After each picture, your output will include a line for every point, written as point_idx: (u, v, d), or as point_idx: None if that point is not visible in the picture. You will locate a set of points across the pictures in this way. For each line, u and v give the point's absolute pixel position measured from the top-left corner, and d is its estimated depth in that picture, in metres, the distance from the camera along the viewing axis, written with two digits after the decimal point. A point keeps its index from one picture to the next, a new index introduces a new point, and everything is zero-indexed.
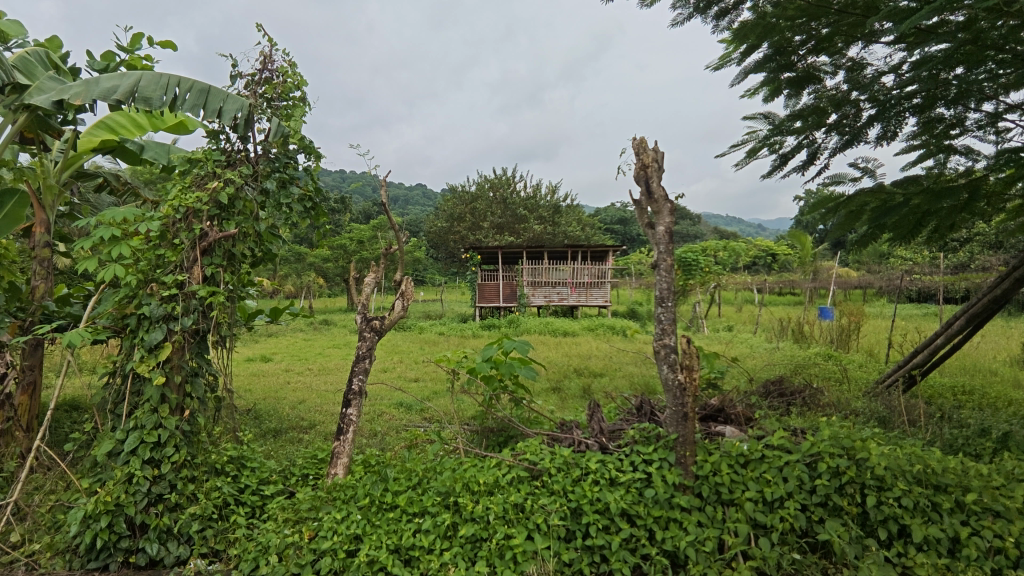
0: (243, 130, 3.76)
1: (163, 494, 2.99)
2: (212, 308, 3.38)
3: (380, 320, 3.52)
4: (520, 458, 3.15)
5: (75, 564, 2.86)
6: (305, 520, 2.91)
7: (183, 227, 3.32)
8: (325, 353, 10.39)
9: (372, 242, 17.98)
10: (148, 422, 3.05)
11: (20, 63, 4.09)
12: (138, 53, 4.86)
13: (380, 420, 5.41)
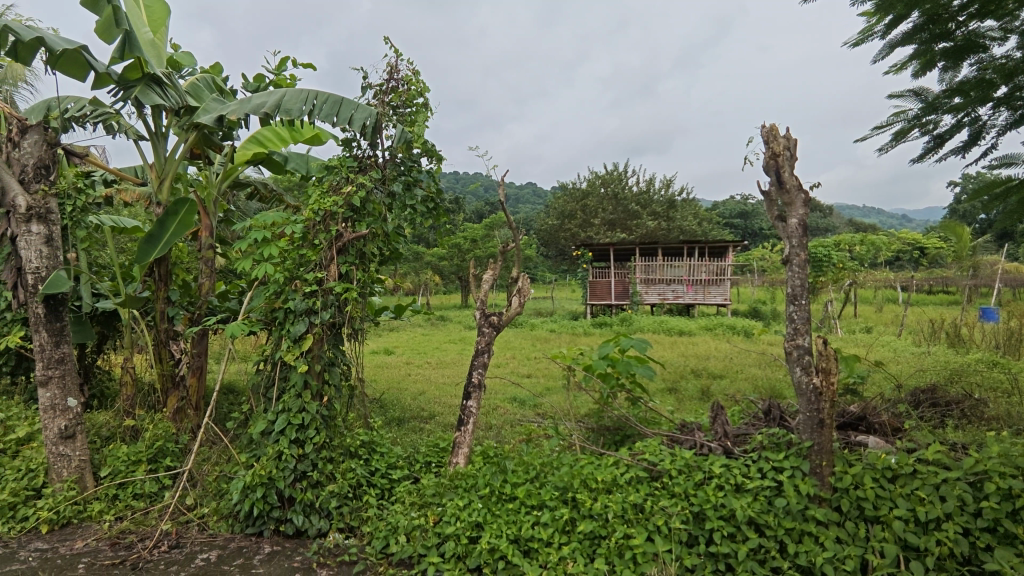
0: (372, 136, 4.00)
1: (307, 472, 3.27)
2: (347, 303, 3.64)
3: (498, 316, 3.60)
4: (639, 458, 3.08)
5: (236, 528, 3.23)
6: (430, 504, 3.06)
7: (321, 229, 3.63)
8: (442, 348, 10.88)
9: (485, 240, 18.55)
10: (294, 405, 3.37)
11: (191, 88, 4.69)
12: (284, 74, 5.40)
13: (496, 414, 5.58)
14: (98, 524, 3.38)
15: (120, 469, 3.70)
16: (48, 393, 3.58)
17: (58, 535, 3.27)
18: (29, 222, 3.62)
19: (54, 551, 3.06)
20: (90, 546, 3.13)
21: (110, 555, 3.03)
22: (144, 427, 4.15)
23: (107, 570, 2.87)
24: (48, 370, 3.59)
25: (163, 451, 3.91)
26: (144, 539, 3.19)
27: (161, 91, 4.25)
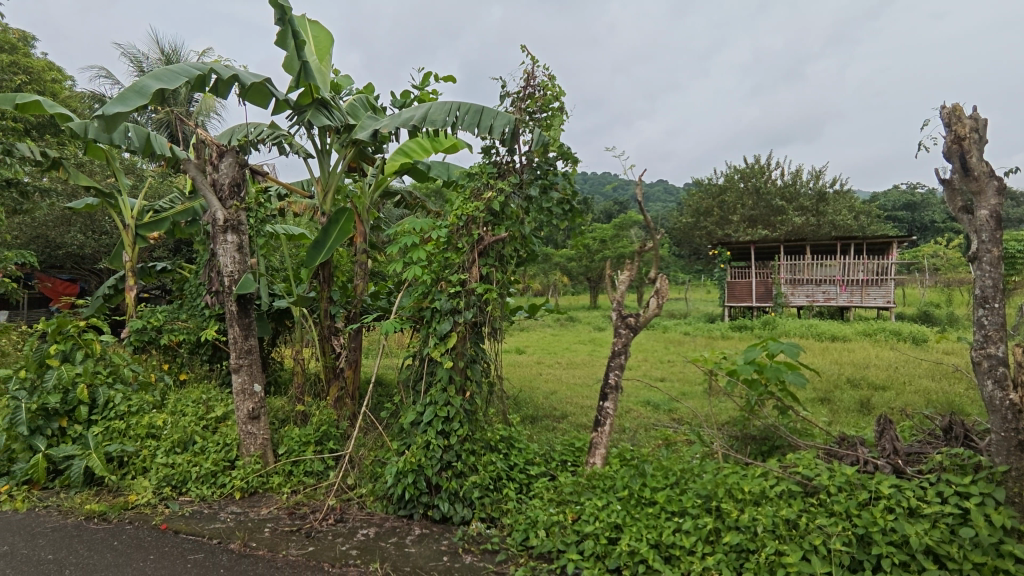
0: (510, 142, 4.14)
1: (452, 462, 3.47)
2: (488, 304, 3.79)
3: (635, 318, 3.55)
4: (791, 470, 2.88)
5: (390, 509, 3.52)
6: (568, 502, 3.11)
7: (464, 233, 3.83)
8: (572, 348, 10.91)
9: (615, 240, 18.34)
10: (440, 399, 3.58)
11: (350, 108, 5.19)
12: (427, 88, 5.76)
13: (629, 417, 5.50)
14: (277, 495, 3.86)
15: (293, 448, 4.18)
16: (240, 379, 4.15)
17: (248, 502, 3.79)
18: (225, 232, 4.24)
19: (245, 515, 3.55)
20: (272, 513, 3.59)
21: (288, 522, 3.46)
22: (311, 412, 4.65)
23: (286, 535, 3.27)
24: (240, 359, 4.17)
25: (327, 435, 4.37)
26: (315, 512, 3.59)
27: (327, 113, 4.76)
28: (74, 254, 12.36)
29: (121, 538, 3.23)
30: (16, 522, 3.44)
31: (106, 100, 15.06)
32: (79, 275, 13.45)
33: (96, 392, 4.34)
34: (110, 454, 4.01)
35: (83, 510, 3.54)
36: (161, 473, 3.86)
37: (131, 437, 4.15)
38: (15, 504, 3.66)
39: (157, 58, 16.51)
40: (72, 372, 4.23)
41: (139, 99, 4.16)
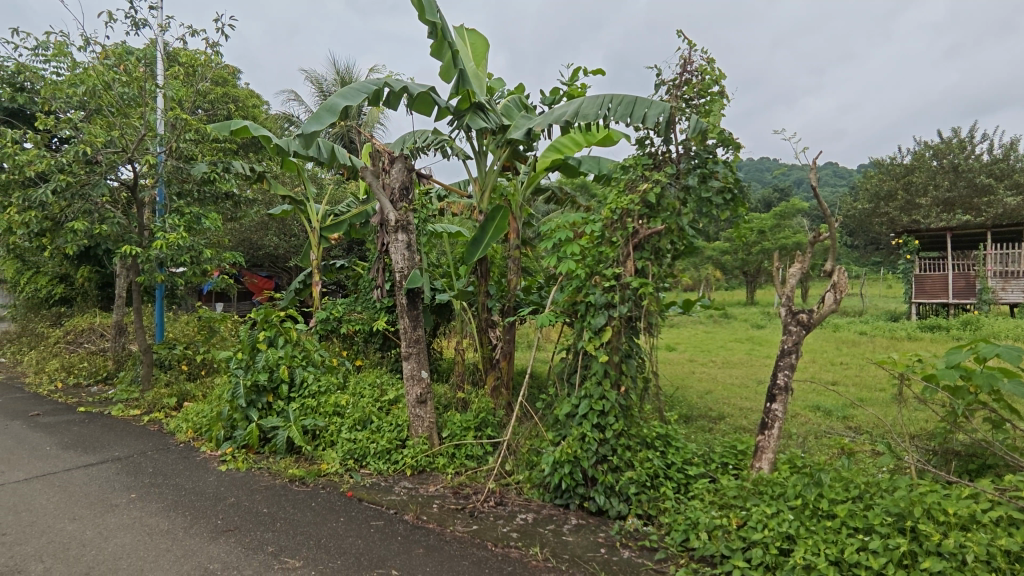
0: (665, 132, 4.01)
1: (607, 455, 3.48)
2: (644, 298, 3.72)
3: (808, 314, 3.26)
4: (1010, 494, 2.47)
5: (547, 497, 3.63)
6: (732, 506, 2.97)
7: (618, 227, 3.85)
8: (728, 347, 10.30)
9: (775, 230, 16.96)
10: (595, 392, 3.61)
11: (504, 109, 5.39)
12: (577, 84, 5.79)
13: (795, 422, 5.08)
14: (443, 475, 4.16)
15: (455, 432, 4.47)
16: (409, 365, 4.52)
17: (417, 478, 4.14)
18: (397, 232, 4.62)
19: (416, 490, 3.89)
20: (439, 491, 3.88)
21: (454, 501, 3.72)
22: (471, 400, 4.94)
23: (453, 512, 3.52)
24: (409, 348, 4.54)
25: (485, 422, 4.62)
26: (477, 493, 3.81)
27: (484, 115, 4.99)
28: (271, 254, 14.35)
29: (317, 500, 3.71)
30: (240, 479, 4.10)
31: (294, 119, 17.23)
32: (275, 272, 15.59)
33: (294, 373, 5.00)
34: (305, 427, 4.61)
35: (288, 473, 4.12)
36: (346, 446, 4.35)
37: (321, 414, 4.72)
38: (237, 464, 4.36)
39: (333, 79, 18.52)
40: (276, 355, 4.94)
41: (330, 117, 4.68)
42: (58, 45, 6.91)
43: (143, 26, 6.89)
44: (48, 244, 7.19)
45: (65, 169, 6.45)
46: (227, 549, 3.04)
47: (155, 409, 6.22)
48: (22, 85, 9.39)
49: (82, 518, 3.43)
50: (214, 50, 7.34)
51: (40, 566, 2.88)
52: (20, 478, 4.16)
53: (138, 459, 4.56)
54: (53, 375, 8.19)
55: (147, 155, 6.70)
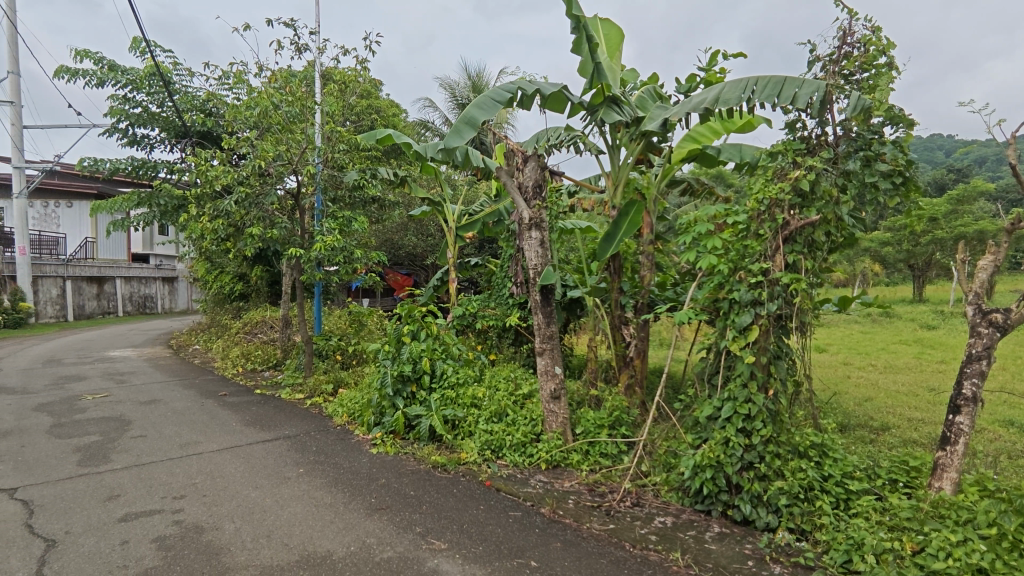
0: (820, 111, 3.64)
1: (754, 463, 3.27)
2: (795, 295, 3.42)
3: (1002, 315, 2.81)
4: None
5: (687, 502, 3.49)
6: (905, 529, 2.67)
7: (766, 218, 3.56)
8: (891, 349, 9.19)
9: (951, 218, 14.81)
10: (740, 395, 3.39)
11: (638, 100, 5.27)
12: (715, 68, 5.52)
13: (980, 438, 4.41)
14: (577, 471, 4.19)
15: (589, 429, 4.46)
16: (544, 361, 4.58)
17: (552, 473, 4.19)
18: (530, 229, 4.70)
19: (551, 484, 3.94)
20: (574, 487, 3.90)
21: (589, 498, 3.72)
22: (604, 397, 4.89)
23: (589, 509, 3.52)
24: (543, 344, 4.61)
25: (620, 420, 4.57)
26: (613, 492, 3.77)
27: (619, 109, 4.89)
28: (411, 253, 15.31)
29: (458, 487, 3.90)
30: (389, 462, 4.43)
31: (430, 125, 18.21)
32: (414, 270, 16.61)
33: (435, 365, 5.29)
34: (446, 417, 4.86)
35: (431, 459, 4.37)
36: (483, 437, 4.51)
37: (460, 405, 4.95)
38: (386, 448, 4.72)
39: (465, 84, 19.28)
40: (419, 348, 5.26)
41: (471, 130, 4.97)
42: (239, 73, 7.93)
43: (304, 50, 7.70)
44: (231, 247, 8.29)
45: (245, 181, 7.40)
46: (381, 525, 3.30)
47: (316, 394, 6.92)
48: (211, 110, 10.91)
49: (262, 487, 3.92)
50: (363, 66, 7.99)
51: (231, 525, 3.34)
52: (214, 449, 4.86)
53: (304, 438, 5.10)
54: (236, 361, 9.46)
55: (308, 165, 7.47)
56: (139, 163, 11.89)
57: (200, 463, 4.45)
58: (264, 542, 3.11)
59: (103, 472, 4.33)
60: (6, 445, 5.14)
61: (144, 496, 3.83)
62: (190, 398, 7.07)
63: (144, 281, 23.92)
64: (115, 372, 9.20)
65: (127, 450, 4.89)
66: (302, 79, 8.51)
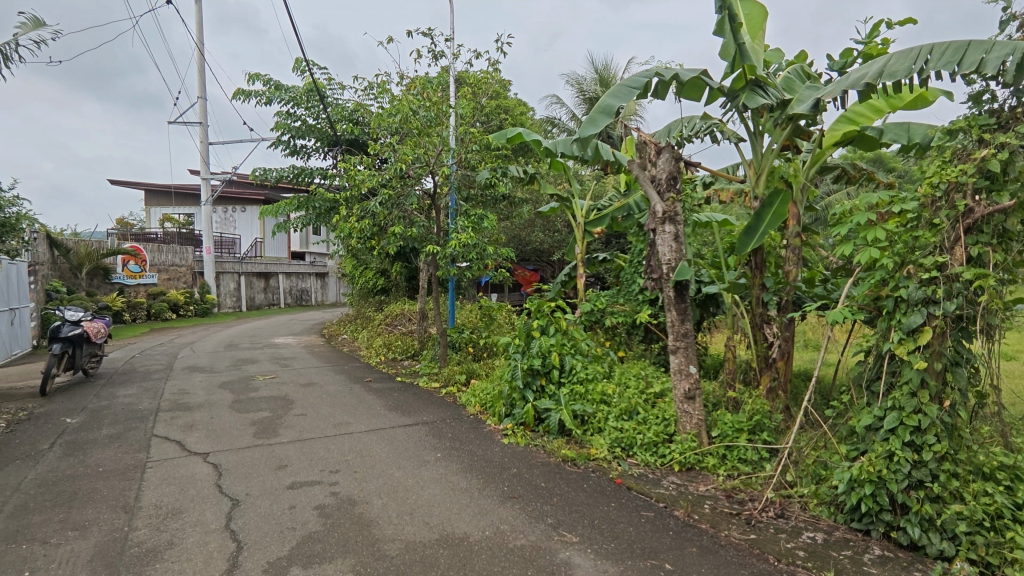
0: (1014, 77, 3.10)
1: (924, 481, 2.90)
2: (982, 293, 2.95)
3: None
4: None
5: (840, 518, 3.19)
6: None
7: (943, 206, 3.17)
8: None
9: None
10: (908, 405, 3.03)
11: (784, 82, 4.90)
12: (876, 40, 4.95)
13: None
14: (714, 475, 4.00)
15: (726, 433, 4.23)
16: (678, 359, 4.43)
17: (686, 475, 4.04)
18: (664, 223, 4.55)
19: (685, 487, 3.80)
20: (711, 491, 3.73)
21: (727, 504, 3.53)
22: (744, 400, 4.61)
23: (727, 517, 3.35)
24: (677, 341, 4.45)
25: (760, 425, 4.31)
26: (753, 501, 3.56)
27: (763, 92, 4.61)
28: (537, 249, 15.52)
29: (589, 482, 3.91)
30: (521, 452, 4.55)
31: (557, 121, 18.28)
32: (540, 265, 16.84)
33: (564, 360, 5.32)
34: (575, 412, 4.87)
35: (561, 453, 4.41)
36: (614, 435, 4.46)
37: (589, 401, 4.94)
38: (517, 439, 4.84)
39: (592, 78, 19.09)
40: (548, 343, 5.33)
41: (606, 119, 5.04)
42: (383, 83, 8.55)
43: (441, 57, 8.11)
44: (375, 244, 8.99)
45: (387, 183, 7.98)
46: (514, 513, 3.40)
47: (450, 383, 7.29)
48: (358, 119, 11.89)
49: (405, 468, 4.22)
50: (494, 68, 8.25)
51: (379, 501, 3.63)
52: (363, 430, 5.31)
53: (440, 425, 5.40)
54: (378, 350, 10.24)
55: (443, 166, 7.87)
56: (298, 170, 13.28)
57: (351, 442, 4.89)
58: (408, 519, 3.35)
59: (273, 444, 4.92)
60: (199, 416, 6.03)
61: (306, 468, 4.30)
62: (341, 383, 7.78)
63: (301, 277, 26.72)
64: (280, 357, 10.40)
65: (291, 426, 5.51)
66: (437, 85, 8.97)
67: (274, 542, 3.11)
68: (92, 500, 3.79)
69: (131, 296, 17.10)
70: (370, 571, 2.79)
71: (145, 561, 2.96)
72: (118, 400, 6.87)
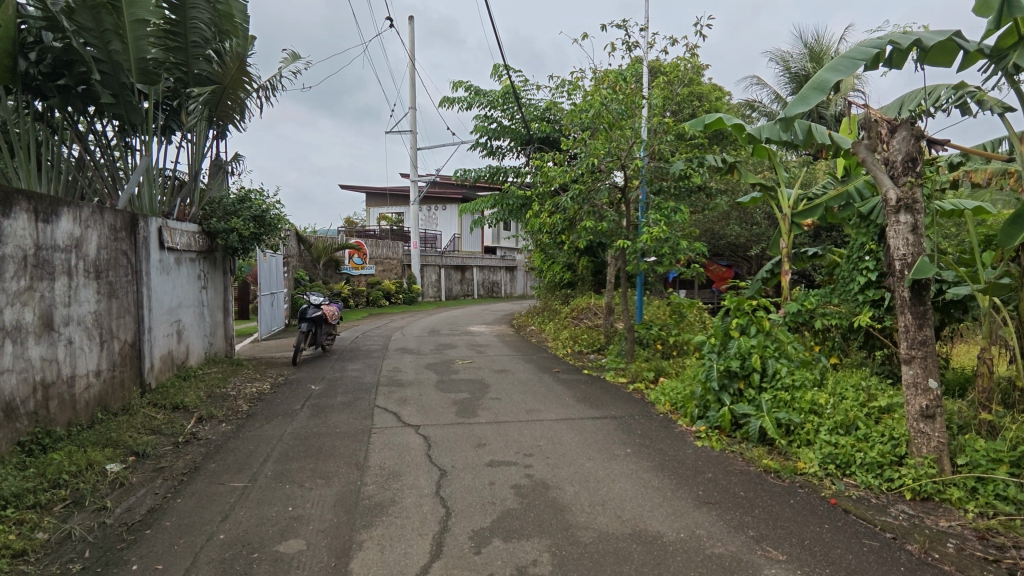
0: None
1: None
2: None
3: None
4: None
5: None
6: None
7: None
8: None
9: None
10: None
11: None
12: None
13: None
14: (959, 511, 3.38)
15: (979, 463, 3.56)
16: (912, 370, 3.82)
17: (921, 506, 3.47)
18: (898, 213, 3.93)
19: (920, 519, 3.27)
20: (956, 529, 3.16)
21: (979, 547, 2.96)
22: (1003, 426, 3.83)
23: (980, 561, 2.81)
24: (912, 350, 3.83)
25: None
26: (1018, 548, 2.94)
27: None
28: (733, 244, 14.51)
29: (797, 498, 3.56)
30: (716, 458, 4.32)
31: (757, 104, 16.86)
32: (734, 261, 15.78)
33: (766, 362, 4.90)
34: (779, 420, 4.47)
35: (762, 463, 4.09)
36: (826, 450, 4.00)
37: (796, 409, 4.50)
38: (711, 443, 4.60)
39: (801, 53, 17.20)
40: (748, 343, 4.96)
41: (818, 95, 4.57)
42: (576, 79, 8.69)
43: (635, 47, 7.98)
44: (566, 239, 9.20)
45: (579, 178, 8.08)
46: (711, 520, 3.25)
47: (638, 379, 7.19)
48: (550, 117, 12.26)
49: (596, 459, 4.28)
50: (693, 52, 7.87)
51: (572, 488, 3.73)
52: (553, 418, 5.50)
53: (629, 421, 5.37)
54: (566, 342, 10.50)
55: (635, 159, 7.76)
56: (494, 169, 14.14)
57: (542, 428, 5.10)
58: (600, 509, 3.39)
59: (473, 423, 5.35)
60: (411, 392, 6.79)
61: (503, 449, 4.59)
62: (531, 371, 8.16)
63: (493, 270, 28.51)
64: (476, 344, 11.23)
65: (488, 408, 5.93)
66: (630, 76, 8.84)
67: (478, 513, 3.39)
68: (332, 455, 4.50)
69: (355, 285, 19.84)
70: (566, 554, 2.89)
71: (374, 512, 3.44)
72: (348, 373, 8.06)
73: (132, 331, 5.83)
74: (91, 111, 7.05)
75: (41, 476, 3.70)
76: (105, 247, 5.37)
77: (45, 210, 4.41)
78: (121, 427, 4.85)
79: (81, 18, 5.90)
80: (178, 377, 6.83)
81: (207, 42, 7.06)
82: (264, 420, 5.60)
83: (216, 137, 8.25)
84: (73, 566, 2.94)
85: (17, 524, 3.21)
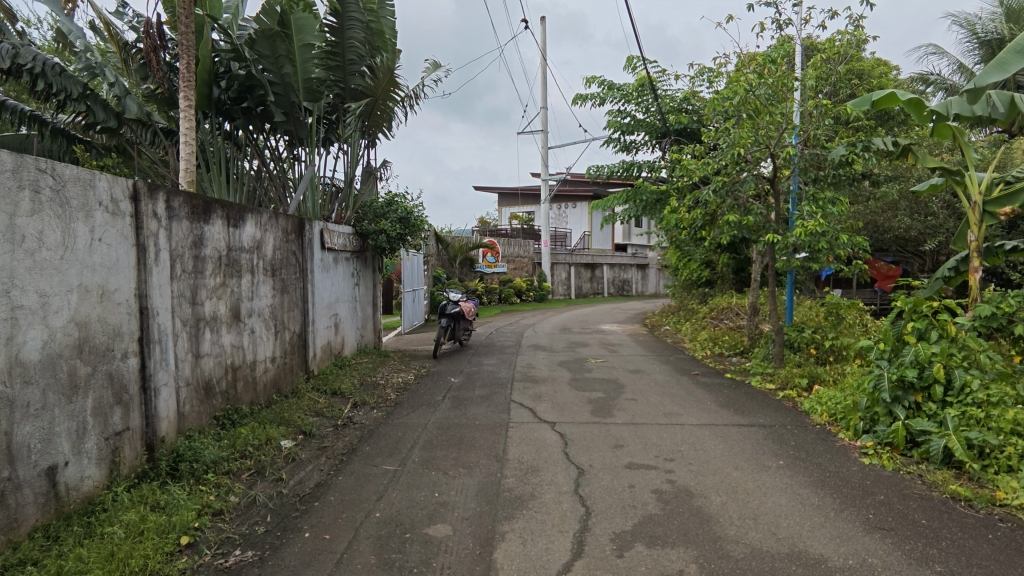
0: None
1: None
2: None
3: None
4: None
5: None
6: None
7: None
8: None
9: None
10: None
11: None
12: None
13: None
14: None
15: None
16: None
17: None
18: None
19: None
20: None
21: None
22: None
23: None
24: None
25: None
26: None
27: None
28: (901, 238, 12.89)
29: (996, 533, 3.05)
30: (888, 478, 3.83)
31: (932, 78, 14.80)
32: (902, 257, 14.02)
33: (952, 374, 4.25)
34: (970, 441, 3.86)
35: (949, 488, 3.56)
36: None
37: (992, 430, 3.88)
38: (882, 461, 4.10)
39: (992, 12, 14.79)
40: (928, 351, 4.33)
41: (1018, 60, 4.87)
42: (719, 66, 8.20)
43: (787, 26, 7.34)
44: (705, 235, 8.73)
45: (723, 170, 7.56)
46: (885, 548, 2.89)
47: (789, 387, 6.61)
48: (688, 107, 11.74)
49: (744, 469, 4.00)
50: (857, 24, 7.05)
51: (718, 498, 3.53)
52: (694, 423, 5.24)
53: (780, 430, 4.95)
54: (705, 344, 9.98)
55: (787, 147, 7.14)
56: (627, 165, 13.83)
57: (683, 434, 4.88)
58: (752, 524, 3.16)
59: (609, 423, 5.28)
60: (545, 389, 6.86)
61: (643, 451, 4.46)
62: (668, 373, 7.86)
63: (624, 268, 28.03)
64: (608, 343, 11.08)
65: (624, 408, 5.81)
66: (781, 57, 8.15)
67: (618, 516, 3.32)
68: (472, 446, 4.68)
69: (489, 282, 20.52)
70: (715, 568, 2.73)
71: (515, 505, 3.51)
72: (485, 367, 8.35)
73: (299, 323, 6.52)
74: (267, 128, 7.99)
75: (232, 447, 4.27)
76: (279, 248, 6.06)
77: (234, 217, 5.06)
78: (292, 408, 5.45)
79: (260, 47, 6.81)
80: (336, 365, 7.55)
81: (361, 59, 7.64)
82: (410, 409, 5.98)
83: (367, 145, 8.94)
84: (258, 528, 3.35)
85: (216, 487, 3.73)
